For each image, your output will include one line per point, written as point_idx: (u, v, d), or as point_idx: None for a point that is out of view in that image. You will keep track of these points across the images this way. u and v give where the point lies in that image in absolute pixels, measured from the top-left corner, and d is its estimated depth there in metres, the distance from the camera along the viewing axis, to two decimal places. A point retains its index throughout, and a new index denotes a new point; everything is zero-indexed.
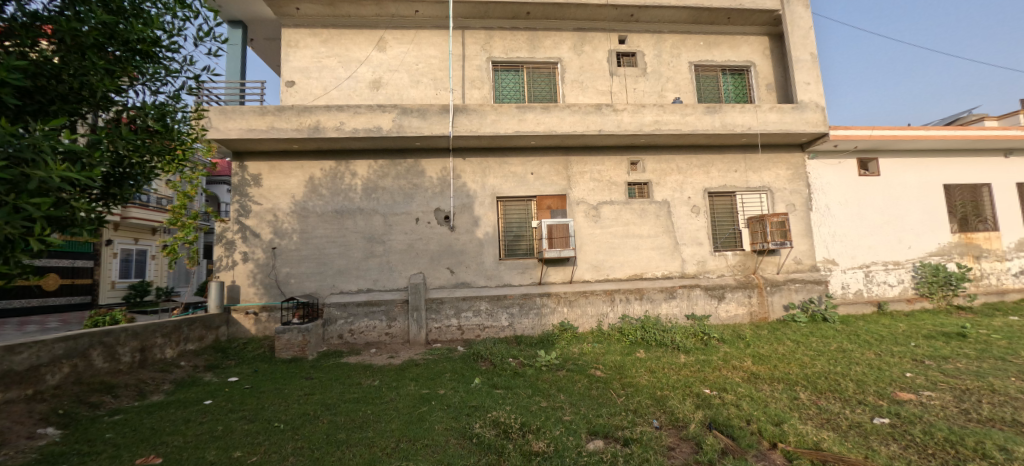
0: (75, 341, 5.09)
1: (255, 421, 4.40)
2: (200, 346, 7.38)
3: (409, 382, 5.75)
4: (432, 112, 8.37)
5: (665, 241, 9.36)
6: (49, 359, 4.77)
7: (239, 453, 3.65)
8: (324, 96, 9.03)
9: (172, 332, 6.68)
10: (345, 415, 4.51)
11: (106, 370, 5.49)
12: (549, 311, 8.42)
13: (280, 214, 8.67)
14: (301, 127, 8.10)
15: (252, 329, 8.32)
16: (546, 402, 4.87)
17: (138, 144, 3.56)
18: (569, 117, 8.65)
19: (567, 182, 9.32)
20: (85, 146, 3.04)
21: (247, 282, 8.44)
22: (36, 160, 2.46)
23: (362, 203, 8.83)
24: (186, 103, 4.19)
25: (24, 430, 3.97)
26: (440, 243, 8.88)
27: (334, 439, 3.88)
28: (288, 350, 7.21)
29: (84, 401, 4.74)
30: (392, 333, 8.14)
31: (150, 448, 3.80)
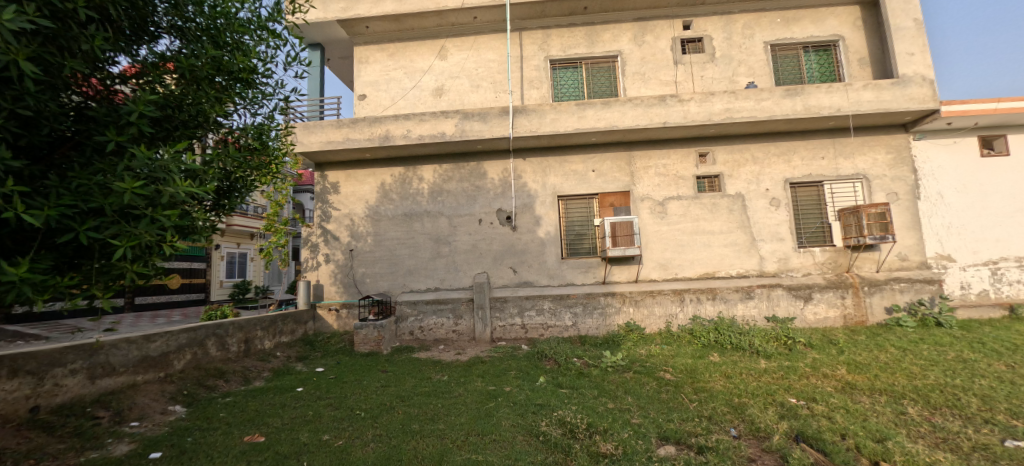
0: (195, 332, 5.93)
1: (340, 408, 4.82)
2: (292, 339, 8.21)
3: (477, 378, 5.94)
4: (492, 114, 8.55)
5: (740, 237, 8.72)
6: (176, 347, 5.59)
7: (328, 436, 4.03)
8: (392, 107, 9.61)
9: (269, 326, 7.51)
10: (418, 407, 4.78)
11: (219, 357, 6.32)
12: (614, 311, 8.23)
13: (356, 218, 9.37)
14: (372, 136, 8.70)
15: (335, 324, 8.99)
16: (613, 404, 4.77)
17: (241, 161, 4.06)
18: (631, 110, 8.38)
19: (631, 178, 9.04)
20: (203, 165, 3.47)
21: (330, 281, 9.23)
22: (166, 178, 2.84)
23: (428, 206, 9.27)
24: (278, 122, 4.68)
25: (158, 406, 4.72)
26: (503, 243, 9.04)
27: (409, 429, 4.13)
28: (366, 344, 7.77)
29: (202, 384, 5.50)
30: (459, 330, 8.46)
31: (255, 427, 4.32)
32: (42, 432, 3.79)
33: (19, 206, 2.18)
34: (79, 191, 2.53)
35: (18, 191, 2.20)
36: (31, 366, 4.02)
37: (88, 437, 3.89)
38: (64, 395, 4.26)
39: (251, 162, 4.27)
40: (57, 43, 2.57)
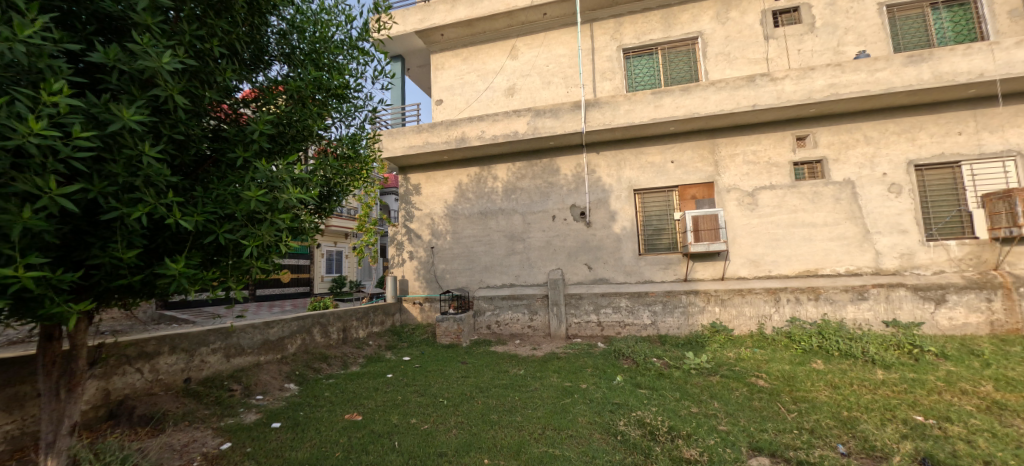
0: (303, 320, 6.74)
1: (425, 395, 5.17)
2: (383, 329, 8.95)
3: (552, 374, 5.99)
4: (563, 110, 8.51)
5: (849, 229, 7.69)
6: (289, 333, 6.42)
7: (415, 419, 4.37)
8: (467, 109, 10.00)
9: (363, 317, 8.28)
10: (496, 399, 4.95)
11: (323, 343, 7.12)
12: (697, 310, 7.75)
13: (436, 217, 9.93)
14: (449, 139, 9.13)
15: (419, 316, 9.62)
16: (697, 409, 4.51)
17: (338, 169, 4.49)
18: (714, 95, 7.79)
19: (715, 167, 8.41)
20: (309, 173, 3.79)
21: (414, 277, 9.90)
22: (282, 185, 3.09)
23: (503, 203, 9.50)
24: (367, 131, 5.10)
25: (277, 384, 5.48)
26: (577, 239, 8.96)
27: (488, 419, 4.31)
28: (447, 336, 8.22)
29: (310, 366, 6.26)
30: (534, 326, 8.56)
31: (354, 407, 4.82)
32: (193, 399, 4.60)
33: (177, 214, 2.48)
34: (216, 199, 2.83)
35: (176, 201, 2.50)
36: (184, 345, 4.88)
37: (226, 406, 4.66)
38: (208, 369, 5.12)
39: (347, 169, 4.72)
40: (199, 77, 2.86)
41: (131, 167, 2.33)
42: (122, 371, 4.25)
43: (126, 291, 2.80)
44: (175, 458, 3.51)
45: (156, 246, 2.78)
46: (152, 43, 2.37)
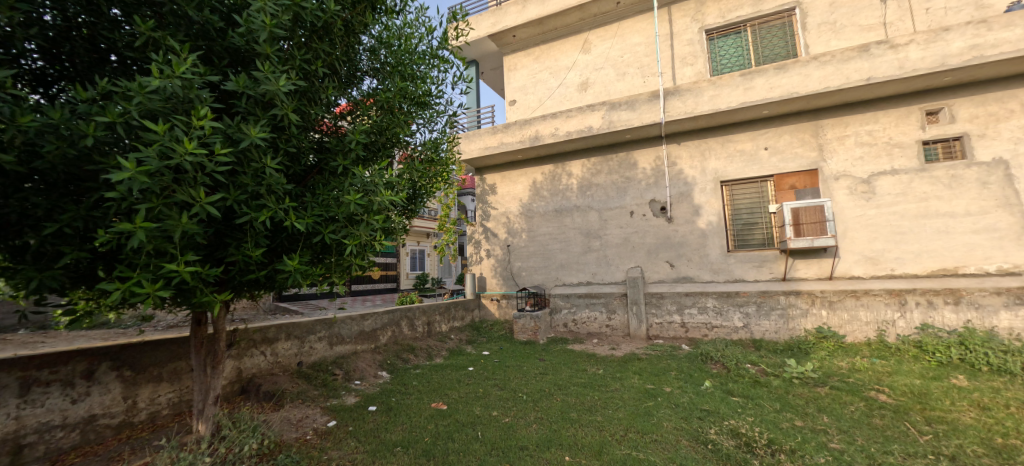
0: (393, 313, 7.29)
1: (506, 389, 5.31)
2: (463, 324, 9.35)
3: (633, 375, 5.79)
4: (640, 101, 8.18)
5: (1002, 219, 6.36)
6: (381, 325, 6.99)
7: (496, 412, 4.50)
8: (540, 108, 10.04)
9: (445, 311, 8.73)
10: (576, 397, 4.92)
11: (410, 336, 7.63)
12: (798, 314, 6.99)
13: (512, 216, 10.13)
14: (523, 138, 9.25)
15: (496, 313, 9.87)
16: (801, 422, 4.05)
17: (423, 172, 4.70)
18: (817, 71, 6.92)
19: (820, 153, 7.47)
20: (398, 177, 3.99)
21: (491, 274, 10.20)
22: (374, 189, 3.26)
23: (578, 200, 9.38)
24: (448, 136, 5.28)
25: (371, 371, 5.99)
26: (657, 235, 8.54)
27: (567, 416, 4.30)
28: (524, 333, 8.34)
29: (399, 356, 6.76)
30: (612, 325, 8.37)
31: (440, 396, 5.10)
32: (304, 380, 5.20)
33: (292, 217, 2.78)
34: (322, 203, 3.05)
35: (291, 205, 2.81)
36: (297, 333, 5.54)
37: (330, 388, 5.20)
38: (316, 355, 5.77)
39: (431, 172, 4.97)
40: (307, 96, 3.14)
41: (257, 178, 2.68)
42: (250, 353, 4.95)
43: (255, 285, 3.21)
44: (292, 430, 4.01)
45: (276, 246, 3.08)
46: (272, 69, 2.65)
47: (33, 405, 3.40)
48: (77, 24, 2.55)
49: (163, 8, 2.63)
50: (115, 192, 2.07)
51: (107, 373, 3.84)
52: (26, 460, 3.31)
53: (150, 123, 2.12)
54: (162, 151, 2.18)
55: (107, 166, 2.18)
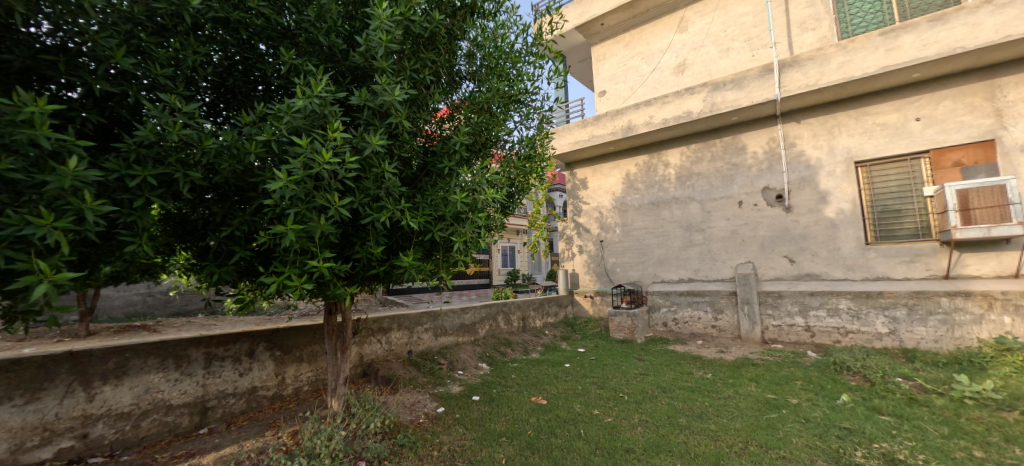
0: (490, 308, 7.56)
1: (605, 388, 5.17)
2: (556, 320, 9.35)
3: (749, 382, 5.24)
4: (748, 78, 7.36)
5: None
6: (480, 318, 7.30)
7: (597, 411, 4.41)
8: (632, 96, 9.57)
9: (538, 307, 8.81)
10: (683, 402, 4.60)
11: (506, 330, 7.84)
12: (968, 320, 5.86)
13: (604, 211, 9.85)
14: (615, 129, 8.92)
15: (590, 309, 9.71)
16: (984, 454, 3.27)
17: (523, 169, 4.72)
18: (992, 18, 5.55)
19: (998, 119, 5.99)
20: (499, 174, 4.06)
21: (584, 270, 10.04)
22: (478, 187, 3.35)
23: (677, 192, 8.77)
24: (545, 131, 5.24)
25: (472, 362, 6.28)
26: (773, 227, 7.61)
27: (675, 422, 4.04)
28: (620, 331, 8.06)
29: (498, 349, 6.99)
30: (719, 326, 7.82)
31: (539, 391, 5.15)
32: (414, 367, 5.65)
33: (408, 217, 2.98)
34: (431, 203, 3.22)
35: (407, 206, 3.01)
36: (407, 323, 6.03)
37: (437, 376, 5.57)
38: (423, 344, 6.22)
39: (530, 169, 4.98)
40: (417, 103, 3.34)
41: (377, 183, 2.92)
42: (369, 341, 5.51)
43: (375, 280, 3.53)
44: (407, 413, 4.36)
45: (393, 243, 3.34)
46: (387, 81, 2.86)
47: (213, 375, 4.18)
48: (236, 62, 3.06)
49: (299, 38, 3.01)
50: (272, 199, 2.41)
51: (263, 353, 4.56)
52: (210, 419, 4.12)
53: (297, 138, 2.43)
54: (305, 162, 2.48)
55: (266, 177, 2.55)
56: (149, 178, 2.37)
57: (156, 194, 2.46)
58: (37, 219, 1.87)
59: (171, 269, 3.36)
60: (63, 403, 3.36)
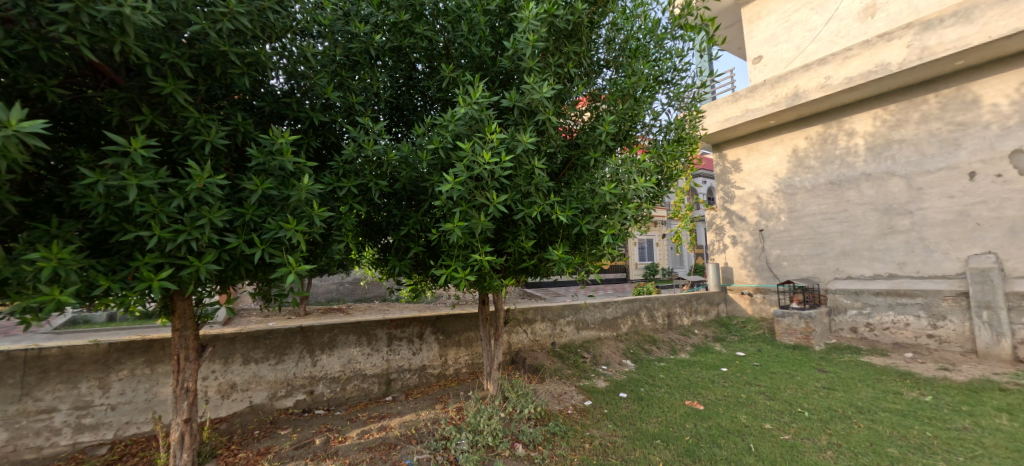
0: (632, 303, 7.27)
1: (776, 400, 4.50)
2: (707, 319, 8.51)
3: (998, 412, 3.94)
4: (982, 7, 5.57)
5: None
6: (622, 313, 7.09)
7: (770, 425, 3.83)
8: (798, 57, 8.07)
9: (685, 304, 8.14)
10: (890, 427, 3.71)
11: (650, 327, 7.45)
12: None
13: (764, 195, 8.65)
14: (777, 99, 7.72)
15: (749, 308, 8.58)
16: None
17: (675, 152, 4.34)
18: None
19: None
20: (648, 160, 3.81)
21: (739, 264, 9.01)
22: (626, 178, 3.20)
23: (867, 167, 7.21)
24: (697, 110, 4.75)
25: (616, 358, 6.12)
26: None
27: (883, 452, 3.26)
28: (790, 335, 6.93)
29: (642, 347, 6.68)
30: (938, 336, 6.17)
31: (693, 395, 4.73)
32: (559, 359, 5.77)
33: (558, 211, 3.02)
34: (578, 196, 3.22)
35: (556, 201, 3.06)
36: (550, 315, 6.20)
37: (581, 370, 5.59)
38: (566, 337, 6.31)
39: (682, 152, 4.57)
40: (561, 97, 3.37)
41: (528, 179, 3.03)
42: (517, 331, 5.84)
43: (525, 272, 3.70)
44: (556, 402, 4.46)
45: (541, 237, 3.44)
46: (534, 80, 2.93)
47: (394, 352, 4.95)
48: (413, 85, 3.61)
49: (456, 52, 3.34)
50: (442, 200, 2.69)
51: (430, 336, 5.22)
52: (393, 388, 4.91)
53: (460, 144, 2.67)
54: (467, 164, 2.70)
55: (434, 181, 2.88)
56: (352, 188, 2.90)
57: (355, 201, 2.98)
58: (287, 224, 2.45)
59: (363, 262, 4.07)
60: (298, 365, 4.38)
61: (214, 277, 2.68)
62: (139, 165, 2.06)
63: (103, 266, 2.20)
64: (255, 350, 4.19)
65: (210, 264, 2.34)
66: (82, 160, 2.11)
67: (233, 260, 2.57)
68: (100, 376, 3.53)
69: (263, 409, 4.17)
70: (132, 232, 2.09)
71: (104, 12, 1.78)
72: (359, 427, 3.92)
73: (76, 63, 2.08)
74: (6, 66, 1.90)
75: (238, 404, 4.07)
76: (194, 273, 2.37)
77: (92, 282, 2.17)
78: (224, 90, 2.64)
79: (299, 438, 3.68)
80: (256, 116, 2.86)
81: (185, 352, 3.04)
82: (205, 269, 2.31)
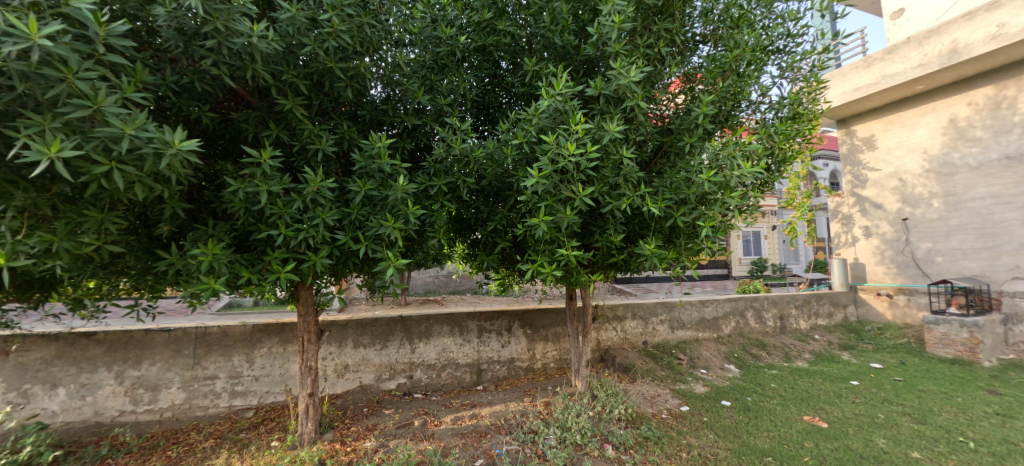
0: (737, 302, 6.60)
1: (926, 424, 3.72)
2: (831, 323, 7.38)
3: None
4: None
5: None
6: (724, 313, 6.46)
7: (919, 455, 3.18)
8: (957, 3, 6.54)
9: (803, 305, 7.14)
10: None
11: (758, 329, 6.69)
12: None
13: (909, 177, 7.26)
14: (927, 59, 6.38)
15: (888, 313, 7.29)
16: None
17: (793, 131, 3.77)
18: None
19: None
20: (757, 142, 3.38)
21: (874, 260, 7.72)
22: (729, 163, 2.86)
23: None
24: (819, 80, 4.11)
25: (718, 362, 5.61)
26: None
27: None
28: (946, 347, 5.70)
29: (748, 351, 6.03)
30: None
31: (814, 410, 4.13)
32: (652, 359, 5.47)
33: (649, 203, 2.82)
34: (671, 186, 2.99)
35: (647, 192, 2.86)
36: (641, 313, 5.90)
37: (677, 372, 5.22)
38: (659, 336, 5.95)
39: (802, 131, 3.96)
40: (651, 80, 3.16)
41: (616, 170, 2.88)
42: (606, 328, 5.66)
43: (614, 267, 3.55)
44: (649, 405, 4.21)
45: (631, 231, 3.29)
46: (622, 64, 2.77)
47: (485, 343, 5.13)
48: (498, 83, 3.68)
49: (539, 45, 3.31)
50: (526, 195, 2.69)
51: (518, 329, 5.31)
52: (484, 378, 5.09)
53: (544, 137, 2.62)
54: (552, 157, 2.64)
55: (519, 176, 2.89)
56: (443, 186, 3.04)
57: (446, 199, 3.11)
58: (386, 221, 2.63)
59: (455, 256, 4.27)
60: (399, 350, 4.77)
61: (329, 270, 3.01)
62: (268, 174, 2.38)
63: (245, 259, 2.58)
64: (364, 336, 4.65)
65: (324, 258, 2.62)
66: (229, 172, 2.51)
67: (343, 255, 2.86)
68: (247, 351, 4.21)
69: (370, 389, 4.62)
70: (265, 231, 2.43)
71: (238, 44, 2.07)
72: (453, 413, 4.13)
73: (221, 90, 2.47)
74: (173, 97, 2.33)
75: (350, 383, 4.57)
76: (313, 267, 2.69)
77: (238, 274, 2.57)
78: (333, 103, 2.93)
79: (400, 419, 4.01)
80: (359, 124, 3.14)
81: (308, 335, 3.49)
82: (320, 262, 2.61)
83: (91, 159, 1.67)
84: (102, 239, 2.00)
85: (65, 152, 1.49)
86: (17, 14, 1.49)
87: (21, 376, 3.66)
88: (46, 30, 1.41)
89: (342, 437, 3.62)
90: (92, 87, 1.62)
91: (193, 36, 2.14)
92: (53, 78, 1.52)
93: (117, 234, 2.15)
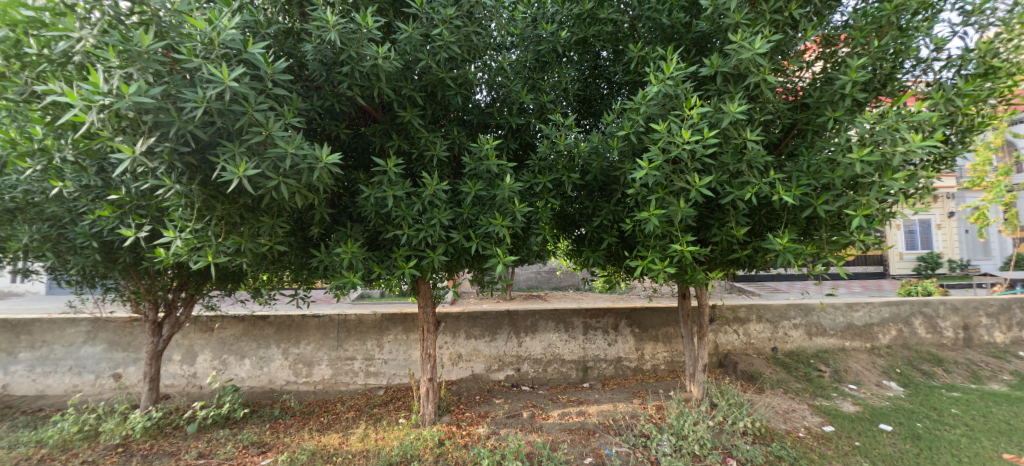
0: (898, 306, 5.44)
1: None
2: None
3: None
4: None
5: None
6: (880, 320, 5.38)
7: None
8: None
9: (999, 313, 5.59)
10: None
11: (931, 341, 5.44)
12: None
13: None
14: None
15: None
16: None
17: (989, 90, 2.92)
18: None
19: None
20: (930, 110, 2.72)
21: None
22: (892, 137, 2.34)
23: None
24: None
25: (873, 378, 4.70)
26: None
27: None
28: None
29: (916, 367, 4.95)
30: None
31: (1019, 448, 3.22)
32: (784, 369, 4.81)
33: (781, 191, 2.47)
34: (810, 170, 2.58)
35: (779, 179, 2.51)
36: (769, 316, 5.22)
37: (817, 385, 4.52)
38: (792, 343, 5.21)
39: (1004, 89, 3.05)
40: (780, 49, 2.75)
41: (738, 155, 2.58)
42: (725, 330, 5.15)
43: (737, 263, 3.21)
44: (782, 421, 3.70)
45: (756, 223, 2.93)
46: (743, 36, 2.45)
47: (591, 341, 5.06)
48: (600, 75, 3.59)
49: (642, 29, 3.13)
50: (634, 189, 2.57)
51: (625, 328, 5.11)
52: (590, 376, 5.03)
53: (654, 125, 2.45)
54: (663, 146, 2.46)
55: (627, 170, 2.77)
56: (547, 183, 3.07)
57: (549, 196, 3.12)
58: (495, 220, 2.75)
59: (559, 253, 4.27)
60: (507, 343, 4.96)
61: (445, 266, 3.26)
62: (393, 180, 2.66)
63: (377, 256, 2.92)
64: (474, 328, 4.95)
65: (440, 255, 2.84)
66: (362, 180, 2.87)
67: (457, 252, 3.06)
68: (378, 337, 4.79)
69: (482, 378, 4.89)
70: (391, 231, 2.73)
71: (367, 66, 2.35)
72: (560, 408, 4.16)
73: (354, 109, 2.84)
74: (320, 119, 2.75)
75: (463, 371, 4.90)
76: (431, 263, 2.93)
77: (371, 269, 2.92)
78: (445, 111, 3.16)
79: (510, 409, 4.17)
80: (468, 128, 3.32)
81: (427, 325, 3.82)
82: (437, 259, 2.83)
83: (266, 176, 2.05)
84: (273, 240, 2.44)
85: (249, 171, 1.85)
86: (215, 64, 1.89)
87: (222, 348, 4.68)
88: (234, 74, 1.77)
89: (457, 420, 3.90)
90: (264, 117, 1.98)
91: (332, 65, 2.50)
92: (239, 112, 1.90)
93: (283, 236, 2.60)
